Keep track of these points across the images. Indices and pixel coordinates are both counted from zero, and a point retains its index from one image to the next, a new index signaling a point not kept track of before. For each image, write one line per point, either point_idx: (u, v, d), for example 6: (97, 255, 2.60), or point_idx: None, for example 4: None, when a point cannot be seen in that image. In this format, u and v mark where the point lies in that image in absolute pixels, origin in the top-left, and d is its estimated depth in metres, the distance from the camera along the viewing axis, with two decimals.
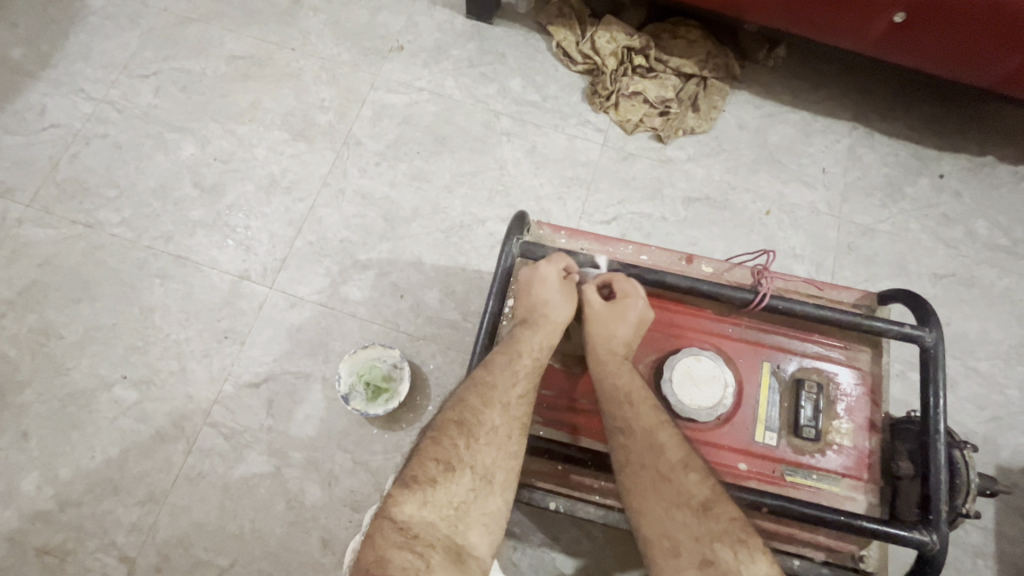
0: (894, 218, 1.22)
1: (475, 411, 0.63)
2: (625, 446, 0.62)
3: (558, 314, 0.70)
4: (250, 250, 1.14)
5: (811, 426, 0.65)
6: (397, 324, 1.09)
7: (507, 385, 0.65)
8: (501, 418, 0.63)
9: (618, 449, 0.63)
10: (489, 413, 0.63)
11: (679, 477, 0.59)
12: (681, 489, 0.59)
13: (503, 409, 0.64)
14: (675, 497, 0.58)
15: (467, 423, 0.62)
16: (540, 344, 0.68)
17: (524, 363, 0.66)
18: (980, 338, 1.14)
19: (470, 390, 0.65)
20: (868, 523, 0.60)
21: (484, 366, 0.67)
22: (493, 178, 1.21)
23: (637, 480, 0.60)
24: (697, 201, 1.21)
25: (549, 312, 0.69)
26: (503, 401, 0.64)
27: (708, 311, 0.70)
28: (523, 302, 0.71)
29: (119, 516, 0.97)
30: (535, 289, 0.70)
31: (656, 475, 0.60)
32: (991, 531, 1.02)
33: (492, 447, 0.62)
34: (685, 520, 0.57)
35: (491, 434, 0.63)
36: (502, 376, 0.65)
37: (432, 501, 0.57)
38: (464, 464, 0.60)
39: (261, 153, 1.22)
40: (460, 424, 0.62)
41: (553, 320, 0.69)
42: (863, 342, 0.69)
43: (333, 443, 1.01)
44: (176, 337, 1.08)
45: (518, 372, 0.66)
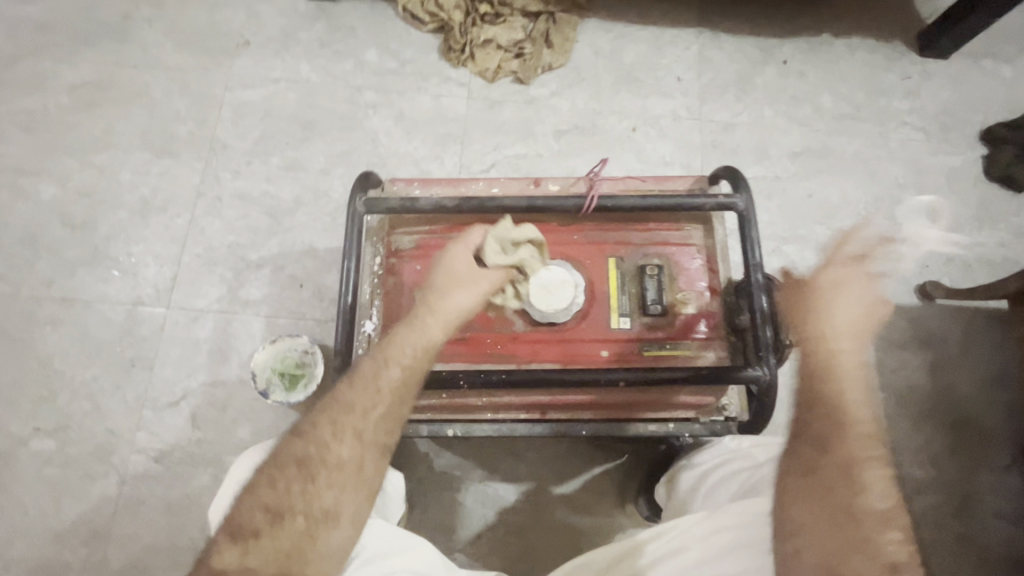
0: (749, 110, 1.30)
1: (322, 444, 0.58)
2: (835, 456, 0.61)
3: (450, 306, 0.65)
4: (138, 275, 1.13)
5: (656, 304, 0.72)
6: (304, 313, 1.11)
7: (369, 405, 0.60)
8: (352, 450, 0.59)
9: (823, 455, 0.61)
10: (338, 445, 0.58)
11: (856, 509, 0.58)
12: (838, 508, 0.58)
13: (358, 437, 0.59)
14: (860, 511, 0.58)
15: (308, 460, 0.57)
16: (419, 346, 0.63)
17: (392, 378, 0.62)
18: (840, 202, 1.25)
19: (321, 414, 0.60)
20: (711, 372, 0.68)
21: (348, 382, 0.62)
22: (368, 152, 1.22)
23: (811, 477, 0.60)
24: (567, 132, 1.26)
25: (451, 290, 0.66)
26: (357, 429, 0.59)
27: (553, 223, 0.76)
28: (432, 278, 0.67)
29: (68, 561, 0.98)
30: (457, 260, 0.67)
31: (831, 485, 0.59)
32: (873, 366, 1.15)
33: (335, 487, 0.57)
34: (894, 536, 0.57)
35: (335, 470, 0.58)
36: (362, 398, 0.60)
37: (255, 550, 0.53)
38: (297, 509, 0.56)
39: (127, 177, 1.19)
40: (300, 462, 0.57)
41: (450, 303, 0.65)
42: (694, 220, 0.77)
43: (265, 439, 1.04)
44: (82, 377, 1.07)
45: (386, 388, 0.61)
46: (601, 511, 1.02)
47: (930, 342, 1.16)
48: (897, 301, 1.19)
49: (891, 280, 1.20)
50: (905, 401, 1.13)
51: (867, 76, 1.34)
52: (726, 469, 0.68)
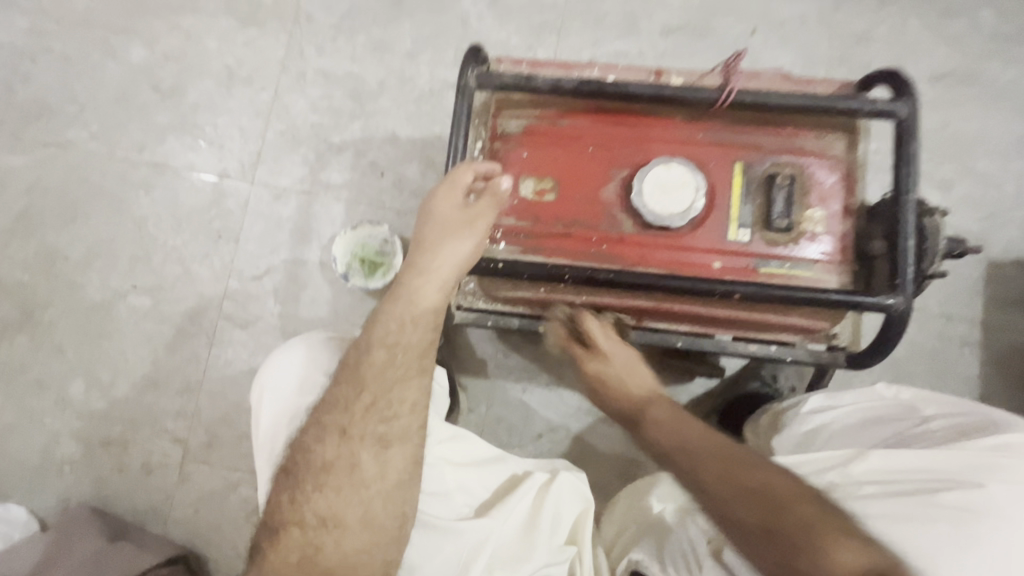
0: (891, 20, 1.13)
1: (308, 452, 0.63)
2: (702, 480, 0.54)
3: (427, 263, 0.65)
4: (224, 147, 1.13)
5: (782, 218, 0.66)
6: (384, 202, 1.09)
7: (353, 391, 0.63)
8: (335, 451, 0.62)
9: (710, 485, 0.54)
10: (321, 449, 0.62)
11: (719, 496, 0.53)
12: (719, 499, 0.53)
13: (341, 435, 0.62)
14: (747, 525, 0.50)
15: (295, 469, 0.63)
16: (395, 315, 0.64)
17: (375, 353, 0.64)
18: (980, 138, 1.10)
19: (313, 416, 0.64)
20: (837, 296, 0.62)
21: (333, 375, 0.65)
22: (457, 37, 1.14)
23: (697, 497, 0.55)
24: (676, 31, 1.13)
25: (426, 257, 0.65)
26: (340, 426, 0.62)
27: (677, 120, 0.69)
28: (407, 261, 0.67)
29: (164, 407, 1.07)
30: (426, 230, 0.66)
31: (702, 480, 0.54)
32: (978, 322, 1.06)
33: (324, 492, 0.61)
34: (844, 553, 0.46)
35: (322, 476, 0.62)
36: (346, 387, 0.63)
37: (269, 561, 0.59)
38: (293, 518, 0.61)
39: (212, 45, 1.16)
40: (288, 472, 0.63)
41: (428, 270, 0.65)
42: (837, 129, 0.68)
43: (343, 320, 1.06)
44: (173, 242, 1.11)
45: (364, 374, 0.64)
46: None
47: None
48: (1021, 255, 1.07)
49: (1020, 232, 1.07)
50: (1006, 362, 1.05)
51: None
52: (877, 414, 0.66)
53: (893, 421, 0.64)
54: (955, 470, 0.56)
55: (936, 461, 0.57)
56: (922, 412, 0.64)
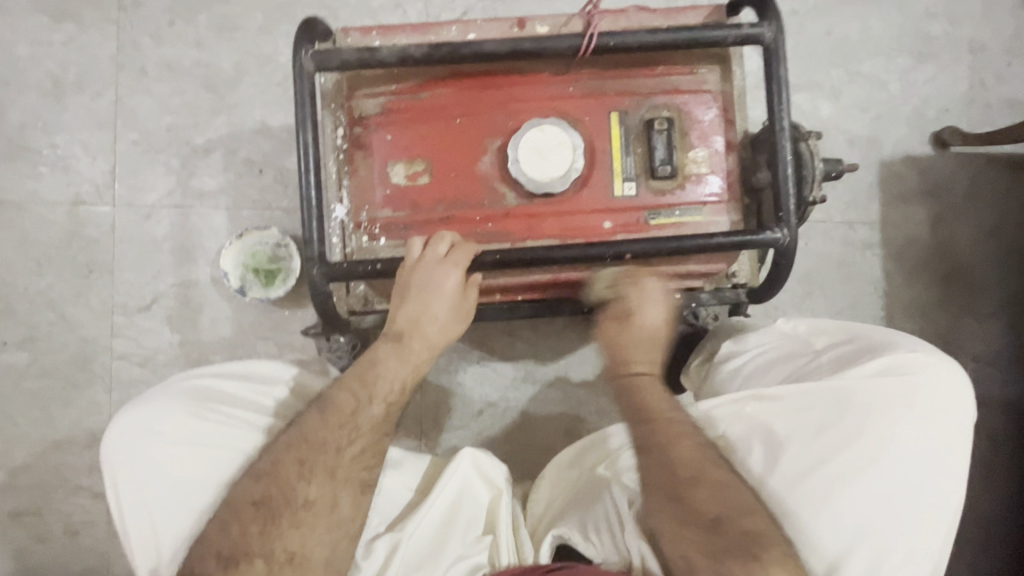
0: None
1: (287, 485, 0.56)
2: (672, 468, 0.56)
3: (436, 324, 0.61)
4: (71, 169, 0.99)
5: (665, 165, 0.63)
6: (269, 202, 1.00)
7: (342, 439, 0.57)
8: (321, 490, 0.56)
9: (670, 472, 0.55)
10: (306, 484, 0.56)
11: (690, 495, 0.54)
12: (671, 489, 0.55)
13: (330, 476, 0.57)
14: (702, 513, 0.53)
15: (267, 504, 0.55)
16: (395, 377, 0.60)
17: (376, 412, 0.59)
18: (862, 39, 1.10)
19: (284, 451, 0.57)
20: (726, 238, 0.61)
21: (319, 414, 0.58)
22: (314, 2, 1.02)
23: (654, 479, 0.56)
24: None
25: (428, 326, 0.61)
26: (330, 467, 0.57)
27: (545, 74, 0.64)
28: (398, 310, 0.62)
29: (74, 464, 0.98)
30: (427, 295, 0.60)
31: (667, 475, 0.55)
32: (877, 223, 1.10)
33: (302, 529, 0.55)
34: (767, 555, 0.50)
35: (302, 512, 0.55)
36: (337, 433, 0.58)
37: None
38: (254, 553, 0.53)
39: (25, 50, 0.99)
40: (259, 506, 0.55)
41: (427, 339, 0.62)
42: (710, 60, 0.65)
43: (250, 336, 0.99)
44: (37, 286, 0.98)
45: (362, 421, 0.58)
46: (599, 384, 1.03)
47: (938, 194, 1.10)
48: (910, 152, 1.10)
49: (907, 128, 1.10)
50: (904, 256, 1.10)
51: None
52: (781, 353, 0.67)
53: (791, 359, 0.66)
54: (832, 403, 0.59)
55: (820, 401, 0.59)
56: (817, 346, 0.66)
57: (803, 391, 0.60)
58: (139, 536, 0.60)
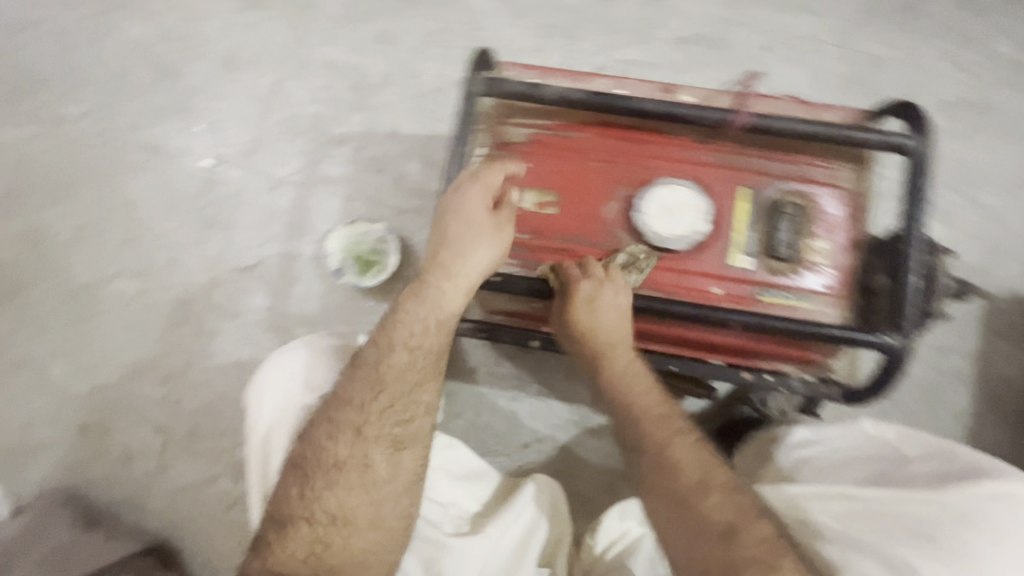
0: (906, 44, 1.11)
1: (321, 445, 0.60)
2: (653, 469, 0.57)
3: (458, 259, 0.62)
4: (221, 133, 1.10)
5: (787, 246, 0.64)
6: (381, 199, 1.07)
7: (364, 398, 0.61)
8: (349, 448, 0.60)
9: (659, 478, 0.56)
10: (335, 443, 0.60)
11: (700, 501, 0.54)
12: (675, 495, 0.55)
13: (353, 436, 0.60)
14: (712, 526, 0.53)
15: (304, 465, 0.59)
16: (419, 320, 0.63)
17: (399, 358, 0.62)
18: (986, 170, 1.09)
19: (321, 414, 0.62)
20: (838, 331, 0.61)
21: (347, 373, 0.63)
22: (466, 34, 1.11)
23: (659, 485, 0.57)
24: (688, 42, 1.11)
25: (456, 262, 0.62)
26: (354, 424, 0.60)
27: (686, 140, 0.68)
28: (428, 256, 0.64)
29: (146, 395, 1.04)
30: (456, 219, 0.63)
31: (676, 492, 0.55)
32: (973, 355, 1.05)
33: (335, 491, 0.59)
34: (715, 508, 0.53)
35: (334, 473, 0.59)
36: (364, 387, 0.61)
37: (275, 555, 0.57)
38: (300, 515, 0.58)
39: (214, 26, 1.13)
40: (298, 466, 0.60)
41: (460, 280, 0.63)
42: (847, 159, 0.67)
43: (332, 318, 1.04)
44: (163, 228, 1.08)
45: (384, 376, 0.61)
46: None
47: None
48: (1020, 292, 1.06)
49: (1021, 267, 1.07)
50: (998, 397, 1.04)
51: None
52: (864, 455, 0.65)
53: (877, 461, 0.64)
54: (933, 512, 0.55)
55: (916, 508, 0.56)
56: (907, 454, 0.63)
57: (904, 493, 0.58)
58: (271, 410, 0.67)
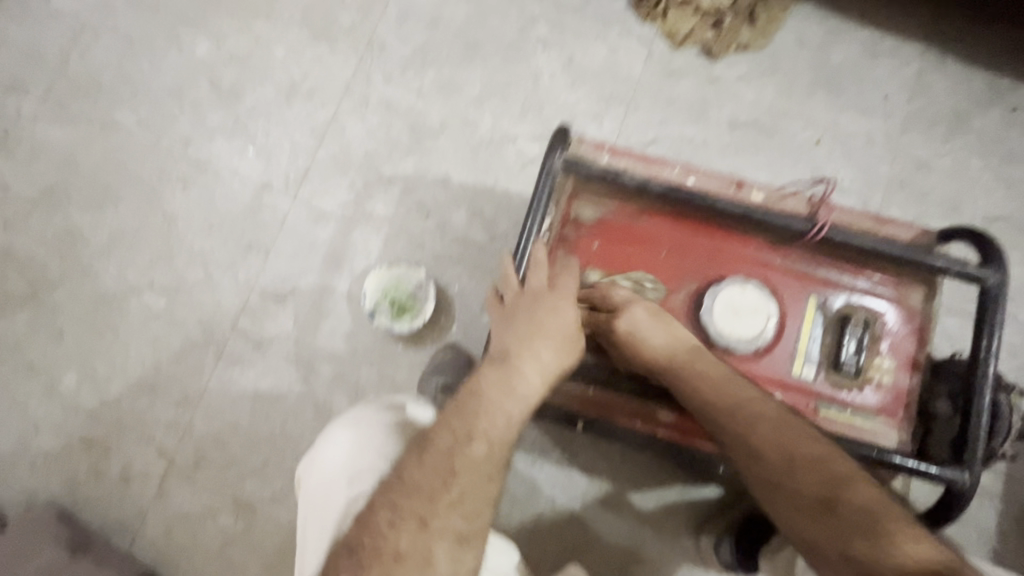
0: (955, 154, 1.13)
1: (378, 534, 0.53)
2: (763, 455, 0.55)
3: (549, 342, 0.62)
4: (272, 158, 1.10)
5: (852, 362, 0.64)
6: (424, 243, 1.06)
7: (439, 488, 0.55)
8: (411, 542, 0.53)
9: (772, 461, 0.54)
10: (395, 534, 0.53)
11: (825, 487, 0.52)
12: (792, 468, 0.54)
13: (416, 531, 0.53)
14: (829, 500, 0.51)
15: (358, 552, 0.52)
16: (499, 409, 0.58)
17: (477, 448, 0.56)
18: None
19: (383, 499, 0.55)
20: (900, 459, 0.60)
21: (416, 454, 0.57)
22: (527, 92, 1.13)
23: (768, 467, 0.55)
24: (743, 126, 1.12)
25: (543, 346, 0.61)
26: (422, 517, 0.54)
27: (757, 240, 0.67)
28: (506, 335, 0.63)
29: (157, 414, 1.01)
30: (547, 307, 0.63)
31: (789, 468, 0.54)
32: (1003, 474, 1.03)
33: None
34: (844, 486, 0.51)
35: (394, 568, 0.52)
36: (435, 476, 0.55)
37: None
38: None
39: (280, 53, 1.14)
40: (351, 552, 0.53)
41: (539, 361, 0.61)
42: (916, 280, 0.67)
43: (359, 358, 1.02)
44: (201, 245, 1.07)
45: (461, 464, 0.56)
46: (668, 530, 0.98)
47: None
48: None
49: None
50: None
51: None
52: None
53: None
54: None
55: None
56: None
57: None
58: (335, 463, 0.65)
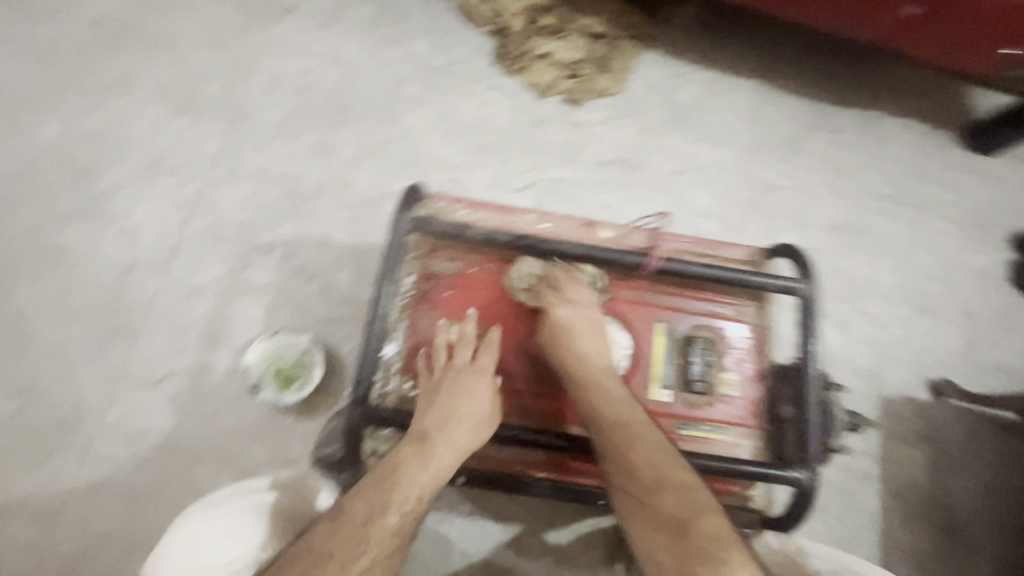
0: (794, 174, 1.27)
1: None
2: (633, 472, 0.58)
3: (466, 416, 0.63)
4: (136, 238, 1.05)
5: (700, 381, 0.68)
6: (308, 308, 1.04)
7: (351, 557, 0.53)
8: None
9: (640, 480, 0.57)
10: None
11: (679, 505, 0.54)
12: (659, 488, 0.56)
13: None
14: (677, 519, 0.53)
15: None
16: (415, 485, 0.59)
17: (390, 520, 0.56)
18: (869, 284, 1.23)
19: (293, 563, 0.52)
20: (751, 466, 0.64)
21: (332, 524, 0.55)
22: (402, 149, 1.15)
23: (635, 484, 0.57)
24: (610, 165, 1.21)
25: (456, 427, 0.62)
26: None
27: (606, 277, 0.72)
28: (425, 414, 0.64)
29: (11, 536, 0.90)
30: (463, 389, 0.65)
31: (651, 490, 0.56)
32: (877, 456, 1.13)
33: None
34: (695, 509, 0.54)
35: None
36: (351, 543, 0.54)
37: None
38: None
39: (140, 130, 1.11)
40: None
41: (454, 443, 0.61)
42: (750, 297, 0.73)
43: (245, 438, 0.96)
44: (57, 339, 0.98)
45: (374, 533, 0.55)
46: (585, 567, 0.97)
47: (935, 442, 1.15)
48: (909, 395, 1.17)
49: (907, 371, 1.18)
50: (902, 496, 1.11)
51: (914, 160, 1.31)
52: None
53: None
54: None
55: None
56: None
57: None
58: (223, 558, 0.60)
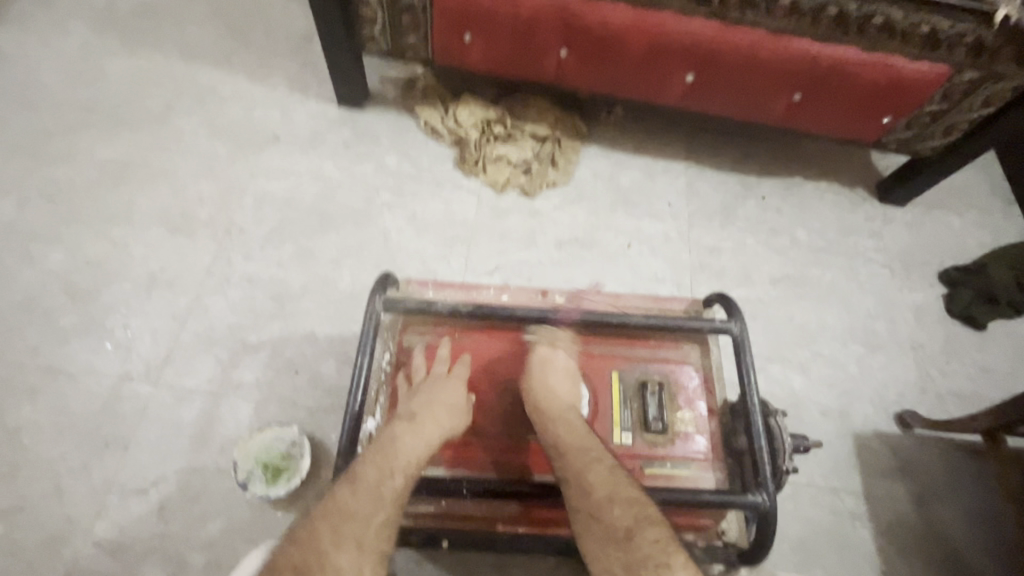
0: (733, 237, 1.42)
1: (322, 550, 0.58)
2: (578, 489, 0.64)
3: (451, 398, 0.73)
4: (132, 349, 1.11)
5: (657, 421, 0.75)
6: (296, 401, 1.09)
7: (369, 511, 0.62)
8: (352, 558, 0.59)
9: (581, 497, 0.63)
10: (338, 552, 0.58)
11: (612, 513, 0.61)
12: (599, 503, 0.62)
13: (357, 545, 0.60)
14: (614, 527, 0.60)
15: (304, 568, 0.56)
16: (414, 451, 0.68)
17: (395, 483, 0.64)
18: (820, 327, 1.33)
19: (322, 519, 0.61)
20: (711, 496, 0.68)
21: (348, 484, 0.63)
22: (379, 247, 1.28)
23: (581, 500, 0.63)
24: (567, 244, 1.35)
25: (440, 410, 0.72)
26: (357, 536, 0.60)
27: (561, 335, 0.81)
28: (410, 402, 0.73)
29: None
30: (439, 387, 0.74)
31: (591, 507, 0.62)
32: (861, 494, 1.15)
33: None
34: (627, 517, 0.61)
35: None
36: (368, 502, 0.62)
37: None
38: None
39: (140, 252, 1.22)
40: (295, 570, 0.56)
41: (439, 422, 0.71)
42: (691, 341, 0.82)
43: (235, 537, 0.97)
44: (49, 456, 1.01)
45: (384, 494, 0.63)
46: None
47: (912, 473, 1.18)
48: (878, 429, 1.22)
49: (871, 406, 1.25)
50: (892, 532, 1.12)
51: (836, 216, 1.48)
52: None
53: None
54: None
55: None
56: None
57: None
58: None
